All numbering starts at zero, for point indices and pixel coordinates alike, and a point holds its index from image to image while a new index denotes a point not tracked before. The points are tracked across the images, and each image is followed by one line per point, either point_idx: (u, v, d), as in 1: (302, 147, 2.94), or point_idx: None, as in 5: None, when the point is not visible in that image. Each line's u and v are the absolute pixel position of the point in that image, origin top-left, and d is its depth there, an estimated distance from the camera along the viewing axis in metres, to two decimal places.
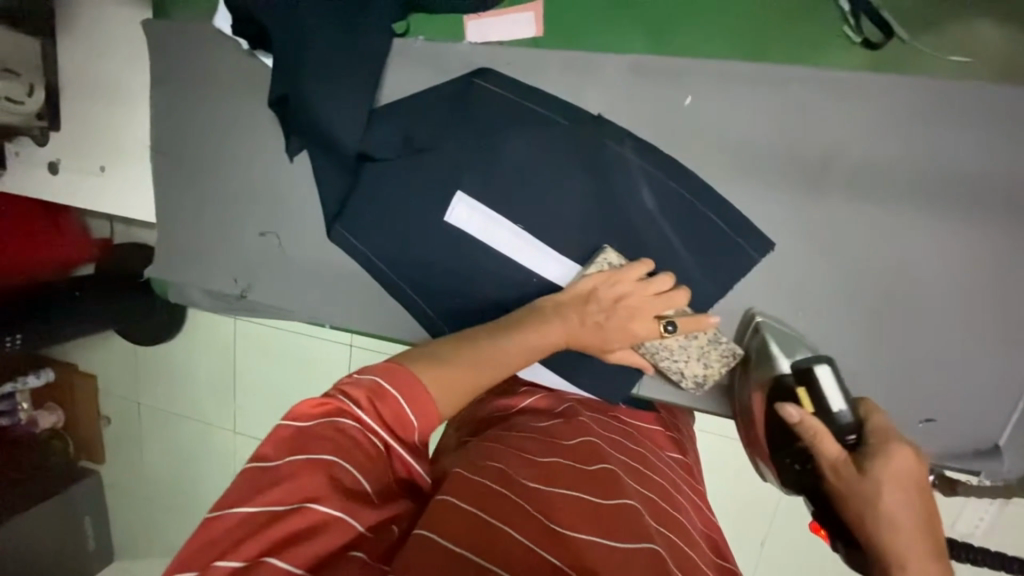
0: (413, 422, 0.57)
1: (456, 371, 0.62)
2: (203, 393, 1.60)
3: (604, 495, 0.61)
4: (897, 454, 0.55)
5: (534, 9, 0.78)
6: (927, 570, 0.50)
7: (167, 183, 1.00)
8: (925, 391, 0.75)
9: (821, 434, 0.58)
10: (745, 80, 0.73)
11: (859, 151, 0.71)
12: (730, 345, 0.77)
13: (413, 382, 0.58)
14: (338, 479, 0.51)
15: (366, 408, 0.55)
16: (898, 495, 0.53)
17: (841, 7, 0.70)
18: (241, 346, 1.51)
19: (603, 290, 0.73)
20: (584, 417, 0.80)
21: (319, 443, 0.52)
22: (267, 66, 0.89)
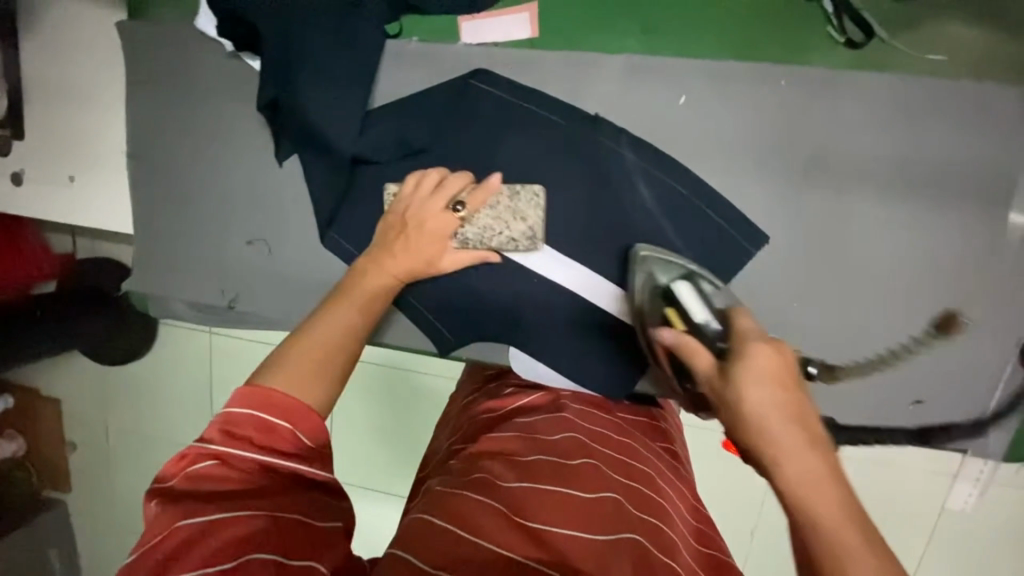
0: (284, 426, 0.53)
1: (308, 360, 0.58)
2: (180, 413, 1.52)
3: (585, 489, 0.61)
4: (754, 346, 0.50)
5: (529, 10, 0.79)
6: (803, 460, 0.43)
7: (145, 191, 0.96)
8: (915, 374, 0.78)
9: (692, 348, 0.54)
10: (737, 77, 0.75)
11: (846, 145, 0.74)
12: (526, 189, 0.80)
13: (267, 391, 0.54)
14: (218, 496, 0.50)
15: (224, 441, 0.52)
16: (757, 388, 0.48)
17: (825, 8, 0.73)
18: (222, 361, 1.45)
19: (427, 225, 0.74)
20: (570, 412, 0.77)
21: (189, 482, 0.50)
22: (254, 68, 0.86)
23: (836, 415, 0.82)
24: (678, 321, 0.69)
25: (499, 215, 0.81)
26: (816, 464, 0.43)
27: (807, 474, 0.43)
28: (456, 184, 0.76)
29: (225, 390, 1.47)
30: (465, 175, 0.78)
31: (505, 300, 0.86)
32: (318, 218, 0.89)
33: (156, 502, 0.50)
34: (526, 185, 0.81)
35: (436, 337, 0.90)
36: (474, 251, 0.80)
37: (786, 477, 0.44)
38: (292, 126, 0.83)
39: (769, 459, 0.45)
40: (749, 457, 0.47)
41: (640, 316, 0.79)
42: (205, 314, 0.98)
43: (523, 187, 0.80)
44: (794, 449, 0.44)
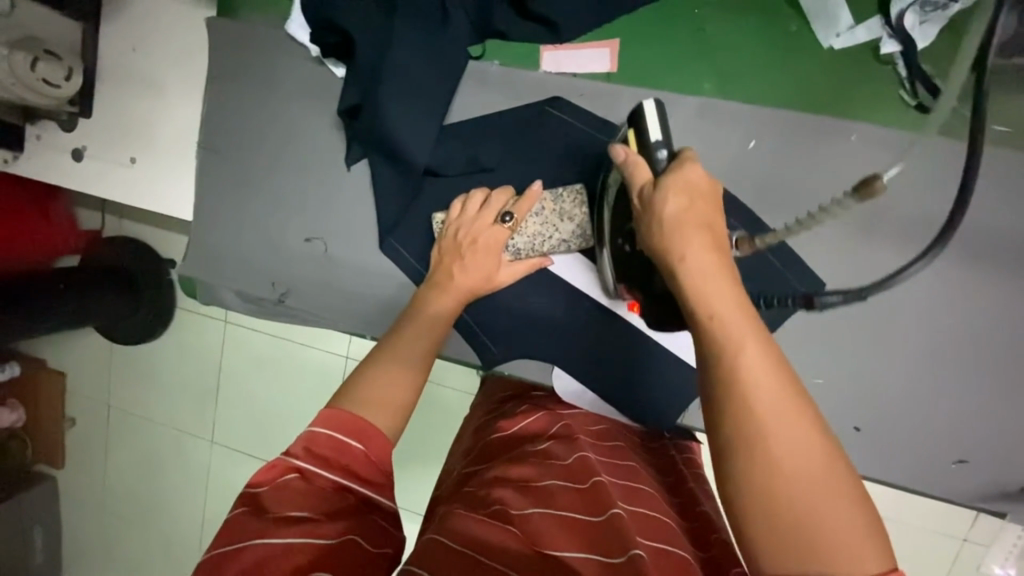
0: (359, 448, 0.58)
1: (388, 390, 0.64)
2: (193, 400, 1.51)
3: (590, 511, 0.60)
4: (686, 164, 0.56)
5: (611, 46, 0.82)
6: (704, 255, 0.51)
7: (210, 179, 0.98)
8: (960, 434, 0.79)
9: (639, 163, 0.60)
10: (808, 128, 0.77)
11: (908, 203, 0.76)
12: (569, 190, 0.82)
13: (349, 417, 0.59)
14: (288, 514, 0.53)
15: (307, 457, 0.56)
16: (676, 197, 0.54)
17: (899, 73, 0.75)
18: (245, 352, 1.44)
19: (468, 231, 0.79)
20: (581, 436, 0.76)
21: (270, 493, 0.54)
22: (336, 75, 0.90)
23: (876, 468, 0.81)
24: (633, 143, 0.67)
25: (548, 221, 0.82)
26: (714, 254, 0.51)
27: (703, 261, 0.51)
28: (498, 196, 0.79)
29: (243, 383, 1.46)
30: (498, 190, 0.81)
31: (553, 320, 0.88)
32: (379, 223, 0.90)
33: (235, 512, 0.53)
34: (567, 187, 0.83)
35: (482, 352, 0.91)
36: (527, 260, 0.81)
37: (685, 262, 0.51)
38: (367, 133, 0.85)
39: (675, 252, 0.52)
40: (659, 256, 0.54)
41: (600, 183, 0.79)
42: (251, 304, 1.00)
43: (565, 190, 0.83)
44: (697, 242, 0.52)
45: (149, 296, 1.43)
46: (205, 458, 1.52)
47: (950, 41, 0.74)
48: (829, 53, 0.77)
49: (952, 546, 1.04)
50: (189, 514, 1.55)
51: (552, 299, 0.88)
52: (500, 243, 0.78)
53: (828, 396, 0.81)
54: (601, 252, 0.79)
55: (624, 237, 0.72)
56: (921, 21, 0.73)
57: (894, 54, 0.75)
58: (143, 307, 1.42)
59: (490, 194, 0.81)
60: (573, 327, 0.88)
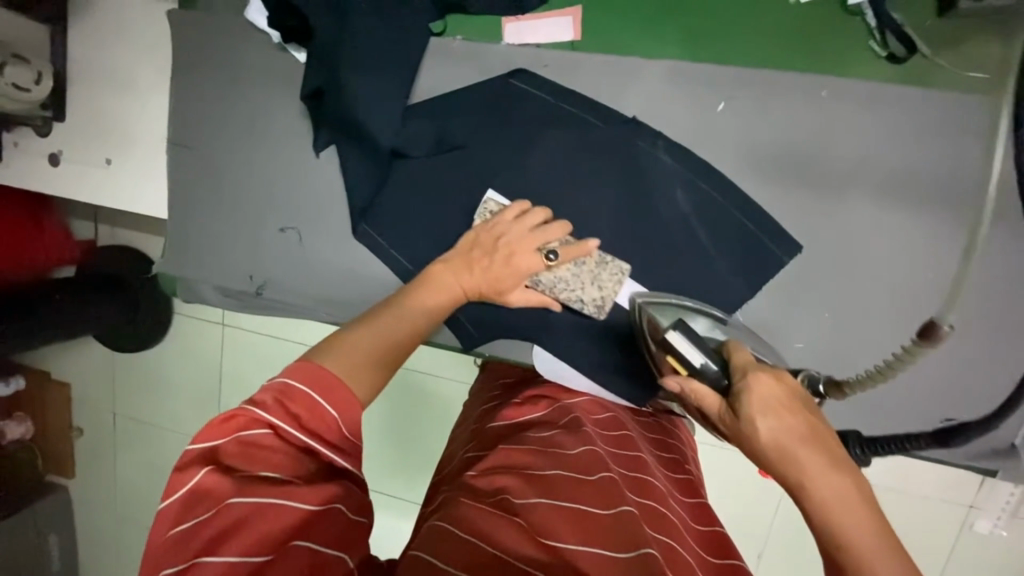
0: (331, 414, 0.54)
1: (367, 358, 0.59)
2: (190, 401, 1.52)
3: (599, 504, 0.59)
4: (754, 380, 0.52)
5: (573, 13, 0.80)
6: (830, 481, 0.45)
7: (183, 175, 0.97)
8: (945, 392, 0.77)
9: (699, 391, 0.57)
10: (778, 87, 0.75)
11: (883, 159, 0.74)
12: (615, 263, 0.81)
13: (326, 375, 0.55)
14: (262, 472, 0.51)
15: (277, 411, 0.52)
16: (783, 441, 0.48)
17: (869, 23, 0.73)
18: (236, 350, 1.45)
19: (484, 235, 0.75)
20: (588, 428, 0.74)
21: (235, 448, 0.51)
22: (299, 61, 0.89)
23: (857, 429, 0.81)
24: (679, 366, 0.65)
25: (579, 276, 0.81)
26: (847, 498, 0.45)
27: (839, 505, 0.45)
28: (554, 231, 0.75)
29: (238, 382, 1.46)
30: (543, 211, 0.77)
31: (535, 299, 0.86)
32: (351, 209, 0.89)
33: (200, 471, 0.50)
34: (614, 258, 0.81)
35: (461, 335, 0.91)
36: (541, 295, 0.80)
37: (816, 502, 0.45)
38: (332, 117, 0.84)
39: (796, 488, 0.47)
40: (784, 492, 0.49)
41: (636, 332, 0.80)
42: (231, 298, 0.99)
43: (611, 260, 0.81)
44: (825, 488, 0.45)
45: (147, 301, 1.41)
46: None
47: None
48: (796, 8, 0.75)
49: (957, 507, 1.02)
50: None
51: None
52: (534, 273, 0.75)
53: (812, 360, 0.80)
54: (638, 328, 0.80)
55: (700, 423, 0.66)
56: None
57: (861, 5, 0.73)
58: (141, 312, 1.40)
59: (546, 216, 0.77)
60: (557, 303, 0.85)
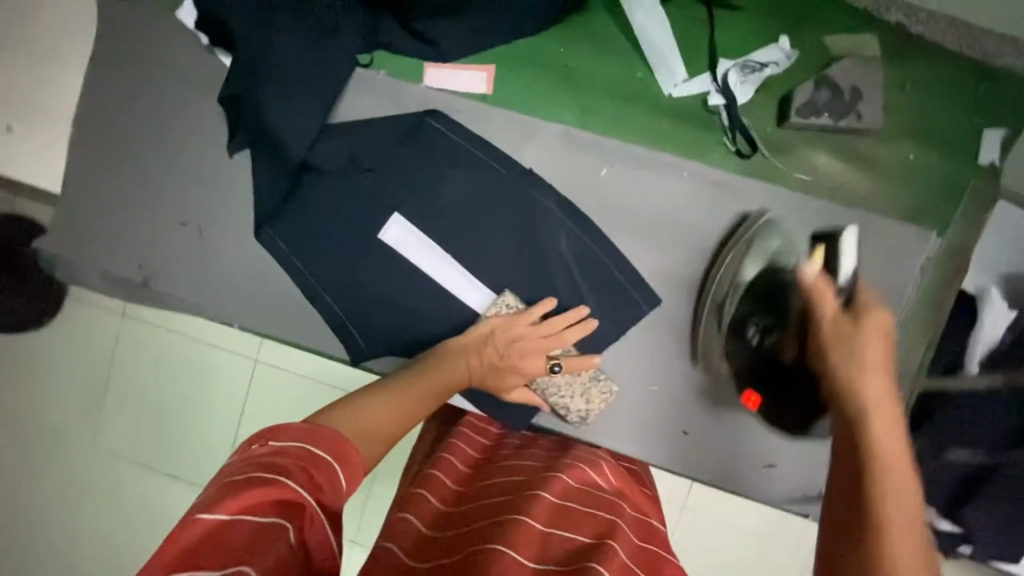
0: (345, 485, 0.55)
1: (379, 430, 0.65)
2: (59, 393, 1.38)
3: (540, 519, 0.63)
4: (881, 313, 0.65)
5: (487, 70, 0.89)
6: (885, 402, 0.59)
7: (90, 155, 0.96)
8: (772, 442, 0.90)
9: (824, 290, 0.68)
10: (652, 163, 0.87)
11: (729, 236, 0.88)
12: (608, 383, 0.88)
13: (347, 444, 0.57)
14: (233, 571, 0.44)
15: (295, 478, 0.50)
16: (869, 363, 0.62)
17: (723, 122, 0.87)
18: (127, 343, 1.36)
19: (501, 335, 0.84)
20: (526, 459, 0.80)
21: (230, 539, 0.45)
22: (224, 66, 0.92)
23: (700, 471, 0.90)
24: (822, 258, 0.75)
25: (574, 388, 0.87)
26: (894, 428, 0.58)
27: (886, 426, 0.58)
28: (572, 334, 0.85)
29: (122, 376, 1.37)
30: (551, 301, 0.87)
31: (426, 320, 0.90)
32: (256, 213, 0.91)
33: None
34: (607, 376, 0.89)
35: (349, 347, 0.92)
36: (532, 395, 0.87)
37: (874, 425, 0.58)
38: (249, 123, 0.87)
39: (856, 388, 0.61)
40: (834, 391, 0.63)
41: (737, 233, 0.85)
42: (117, 287, 0.96)
43: (603, 378, 0.88)
44: (878, 421, 0.58)
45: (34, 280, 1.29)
46: (67, 457, 1.37)
47: (764, 101, 0.87)
48: (669, 99, 0.87)
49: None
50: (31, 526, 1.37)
51: (425, 300, 0.91)
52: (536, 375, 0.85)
53: (665, 403, 0.90)
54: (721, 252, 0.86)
55: (750, 322, 0.81)
56: (741, 81, 0.85)
57: (719, 106, 0.86)
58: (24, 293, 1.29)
59: (552, 306, 0.87)
60: (445, 326, 0.90)
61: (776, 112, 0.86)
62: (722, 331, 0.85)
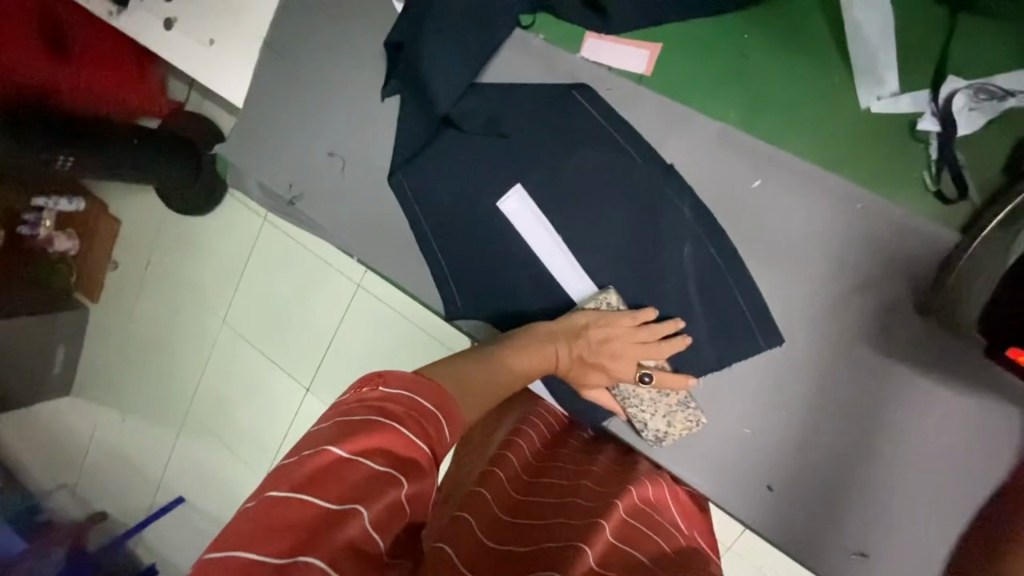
0: (449, 437, 0.59)
1: (479, 396, 0.68)
2: (208, 274, 1.65)
3: (612, 530, 0.64)
4: None
5: (652, 49, 0.81)
6: None
7: (269, 77, 1.07)
8: (880, 533, 0.76)
9: None
10: (819, 185, 0.75)
11: (892, 290, 0.74)
12: (696, 413, 0.82)
13: (449, 402, 0.60)
14: (351, 506, 0.48)
15: (408, 423, 0.54)
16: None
17: (930, 153, 0.71)
18: (261, 244, 1.57)
19: (595, 330, 0.81)
20: (597, 466, 0.81)
21: (351, 476, 0.49)
22: (395, 10, 0.95)
23: (781, 533, 0.80)
24: None
25: (658, 407, 0.82)
26: None
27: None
28: (675, 346, 0.80)
29: (254, 272, 1.58)
30: (649, 311, 0.82)
31: (524, 296, 0.91)
32: (393, 158, 0.96)
33: (311, 504, 0.47)
34: (698, 406, 0.82)
35: (447, 303, 0.96)
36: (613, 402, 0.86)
37: None
38: (406, 70, 0.90)
39: None
40: None
41: None
42: (272, 199, 1.10)
43: (693, 407, 0.82)
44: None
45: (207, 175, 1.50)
46: (207, 328, 1.65)
47: (993, 137, 0.69)
48: (865, 113, 0.73)
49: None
50: (175, 374, 1.69)
51: (528, 277, 0.90)
52: (624, 376, 0.82)
53: (755, 450, 0.81)
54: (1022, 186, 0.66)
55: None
56: (971, 107, 0.69)
57: (930, 133, 0.71)
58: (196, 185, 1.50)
59: (649, 316, 0.82)
60: (540, 307, 0.90)
61: (1007, 154, 0.68)
62: (1003, 267, 0.64)
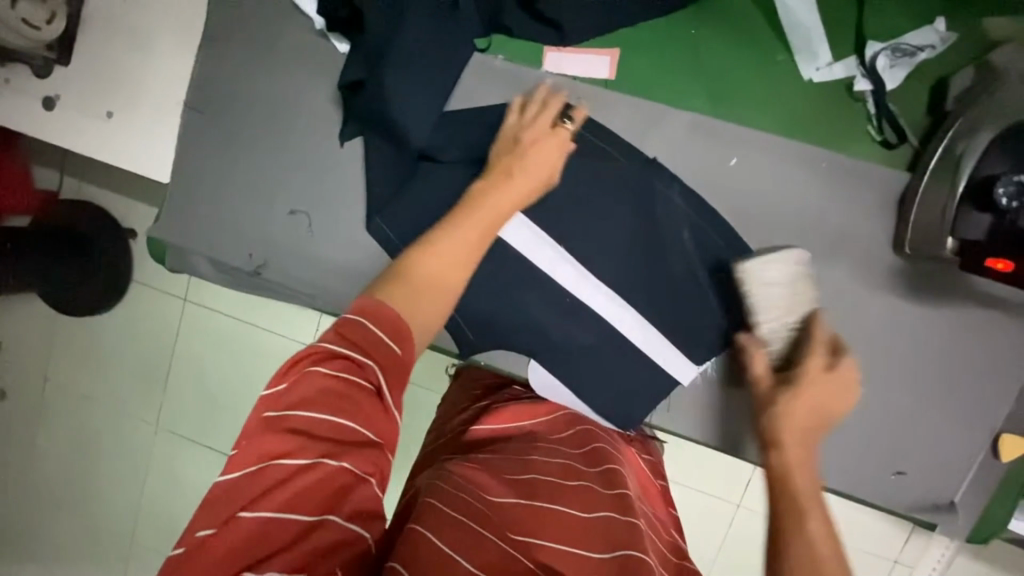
0: (395, 351, 0.55)
1: (422, 296, 0.60)
2: (133, 375, 1.43)
3: (576, 506, 0.66)
4: None
5: (612, 54, 0.85)
6: None
7: (199, 142, 0.97)
8: (901, 447, 0.86)
9: None
10: (786, 152, 0.82)
11: (867, 233, 0.82)
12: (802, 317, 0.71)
13: (387, 312, 0.55)
14: (291, 415, 0.50)
15: (340, 341, 0.53)
16: (805, 403, 0.63)
17: (868, 109, 0.82)
18: (184, 327, 1.39)
19: (506, 141, 0.78)
20: (579, 433, 0.85)
21: (287, 392, 0.51)
22: (339, 51, 0.90)
23: (829, 476, 0.88)
24: None
25: (793, 338, 0.71)
26: None
27: (795, 462, 0.59)
28: (555, 102, 0.80)
29: (191, 360, 1.39)
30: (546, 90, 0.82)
31: (538, 314, 0.87)
32: (367, 203, 0.90)
33: (259, 419, 0.51)
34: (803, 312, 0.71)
35: (459, 338, 0.91)
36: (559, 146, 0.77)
37: None
38: (365, 110, 0.85)
39: None
40: None
41: (964, 94, 0.76)
42: (229, 275, 0.98)
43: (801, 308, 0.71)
44: (792, 453, 0.60)
45: (104, 272, 1.35)
46: (146, 436, 1.43)
47: (911, 87, 0.81)
48: (809, 84, 0.82)
49: (904, 529, 1.17)
50: (121, 498, 1.45)
51: (538, 294, 0.87)
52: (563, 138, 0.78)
53: None
54: (950, 121, 0.76)
55: (999, 181, 0.66)
56: (891, 64, 0.80)
57: (865, 92, 0.81)
58: (92, 281, 1.34)
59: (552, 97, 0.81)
60: (556, 322, 0.87)
61: (927, 99, 0.80)
62: (956, 196, 0.72)
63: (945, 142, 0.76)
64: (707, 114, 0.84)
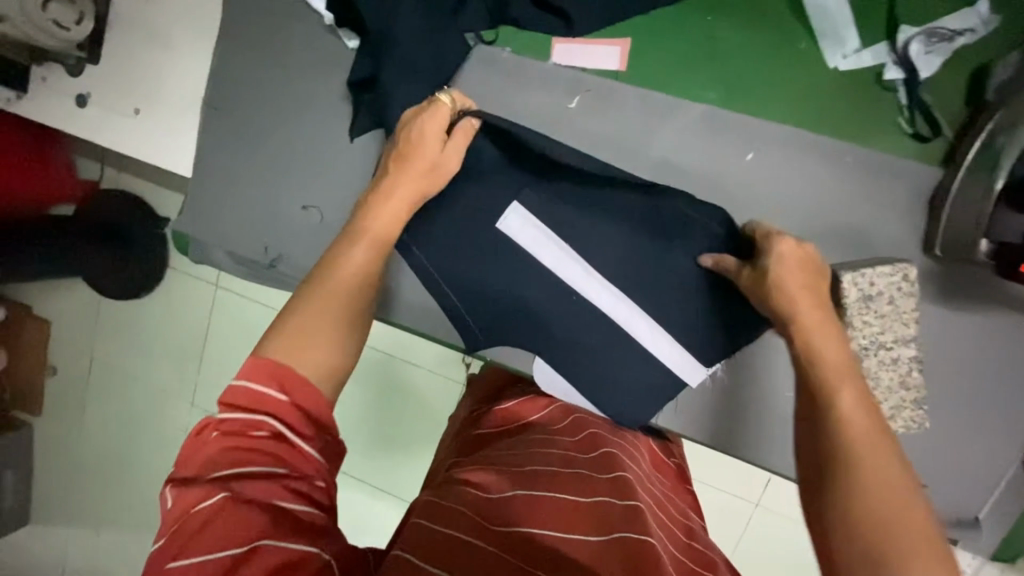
0: (282, 399, 0.54)
1: (306, 338, 0.57)
2: (166, 357, 1.51)
3: (574, 494, 0.66)
4: None
5: (622, 44, 0.83)
6: None
7: (218, 138, 0.99)
8: (924, 458, 0.81)
9: None
10: (806, 146, 0.78)
11: (895, 232, 0.77)
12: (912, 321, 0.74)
13: (271, 365, 0.54)
14: (196, 478, 0.51)
15: (224, 406, 0.54)
16: (805, 260, 0.61)
17: (899, 100, 0.76)
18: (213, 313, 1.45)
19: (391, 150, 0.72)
20: (573, 425, 0.84)
21: (190, 462, 0.52)
22: (348, 47, 0.91)
23: None
24: None
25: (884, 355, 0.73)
26: None
27: (820, 329, 0.57)
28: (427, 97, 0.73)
29: (218, 344, 1.46)
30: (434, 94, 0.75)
31: (543, 313, 0.86)
32: None
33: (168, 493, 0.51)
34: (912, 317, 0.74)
35: (466, 334, 0.92)
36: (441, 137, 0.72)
37: None
38: (373, 105, 0.86)
39: None
40: None
41: (1004, 84, 0.70)
42: (245, 266, 1.01)
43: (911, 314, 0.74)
44: (810, 314, 0.58)
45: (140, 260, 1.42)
46: (180, 415, 1.51)
47: (948, 75, 0.75)
48: (835, 74, 0.78)
49: None
50: (158, 472, 1.54)
51: (543, 292, 0.85)
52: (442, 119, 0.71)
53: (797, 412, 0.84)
54: (987, 114, 0.70)
55: None
56: (926, 51, 0.74)
57: (896, 82, 0.76)
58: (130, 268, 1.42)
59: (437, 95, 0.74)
60: (561, 320, 0.86)
61: (966, 88, 0.74)
62: (992, 196, 0.66)
63: (982, 136, 0.70)
64: (723, 107, 0.81)
